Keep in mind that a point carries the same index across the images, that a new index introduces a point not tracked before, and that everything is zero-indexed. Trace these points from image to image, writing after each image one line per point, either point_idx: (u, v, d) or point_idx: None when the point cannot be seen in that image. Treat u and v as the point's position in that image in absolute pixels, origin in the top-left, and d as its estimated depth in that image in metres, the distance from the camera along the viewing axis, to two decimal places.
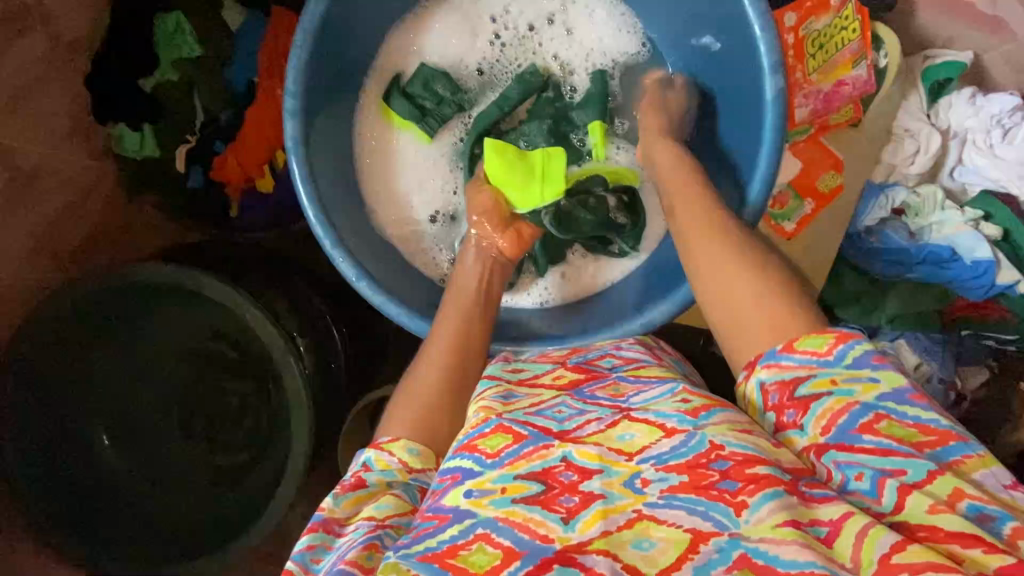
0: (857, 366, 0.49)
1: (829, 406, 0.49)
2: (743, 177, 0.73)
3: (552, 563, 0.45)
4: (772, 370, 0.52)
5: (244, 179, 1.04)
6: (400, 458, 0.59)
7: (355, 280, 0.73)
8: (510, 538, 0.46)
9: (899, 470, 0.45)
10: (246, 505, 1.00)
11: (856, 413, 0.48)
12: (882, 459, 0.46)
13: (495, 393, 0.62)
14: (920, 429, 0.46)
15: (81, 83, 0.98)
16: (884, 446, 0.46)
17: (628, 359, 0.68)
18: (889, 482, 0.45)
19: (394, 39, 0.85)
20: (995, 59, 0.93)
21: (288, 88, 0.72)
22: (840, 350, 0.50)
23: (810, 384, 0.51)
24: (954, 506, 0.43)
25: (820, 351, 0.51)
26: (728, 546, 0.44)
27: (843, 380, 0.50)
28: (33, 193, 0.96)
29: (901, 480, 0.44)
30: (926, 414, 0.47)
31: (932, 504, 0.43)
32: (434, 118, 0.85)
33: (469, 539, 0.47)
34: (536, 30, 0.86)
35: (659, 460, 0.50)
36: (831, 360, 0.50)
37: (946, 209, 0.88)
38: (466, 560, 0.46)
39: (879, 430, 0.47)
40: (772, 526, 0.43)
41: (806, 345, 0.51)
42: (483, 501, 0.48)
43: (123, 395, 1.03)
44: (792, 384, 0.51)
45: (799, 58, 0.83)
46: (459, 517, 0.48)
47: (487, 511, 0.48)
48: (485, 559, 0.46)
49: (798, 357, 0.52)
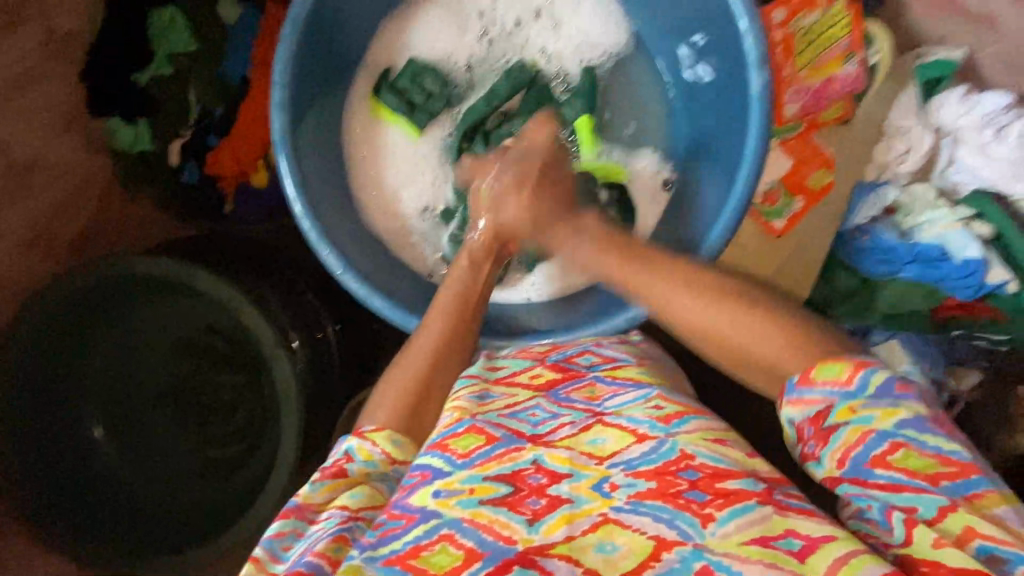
0: (880, 397, 0.49)
1: (846, 438, 0.49)
2: (729, 173, 0.73)
3: (512, 565, 0.45)
4: (798, 405, 0.53)
5: (239, 174, 1.05)
6: (384, 449, 0.59)
7: (340, 272, 0.73)
8: (473, 538, 0.47)
9: (911, 507, 0.47)
10: (238, 496, 1.02)
11: (872, 445, 0.48)
12: (893, 494, 0.47)
13: (471, 393, 0.62)
14: (939, 460, 0.47)
15: (76, 77, 0.99)
16: (896, 481, 0.47)
17: (607, 357, 0.68)
18: (896, 515, 0.47)
19: (385, 34, 0.85)
20: (988, 56, 0.93)
21: (276, 79, 0.71)
22: (860, 379, 0.50)
23: (834, 414, 0.51)
24: (963, 544, 0.44)
25: (840, 380, 0.51)
26: (690, 556, 0.44)
27: (863, 409, 0.49)
28: (29, 184, 0.98)
29: (911, 515, 0.47)
30: (948, 445, 0.47)
31: (937, 538, 0.45)
32: (422, 112, 0.85)
33: (433, 539, 0.47)
34: (523, 25, 0.86)
35: (628, 466, 0.51)
36: (852, 388, 0.50)
37: (936, 208, 0.88)
38: (428, 561, 0.46)
39: (895, 464, 0.48)
40: (739, 543, 0.44)
41: (824, 374, 0.51)
42: (449, 502, 0.49)
43: (117, 384, 1.04)
44: (816, 416, 0.52)
45: (787, 54, 0.83)
46: (426, 518, 0.48)
47: (453, 511, 0.48)
48: (447, 560, 0.46)
49: (819, 386, 0.51)
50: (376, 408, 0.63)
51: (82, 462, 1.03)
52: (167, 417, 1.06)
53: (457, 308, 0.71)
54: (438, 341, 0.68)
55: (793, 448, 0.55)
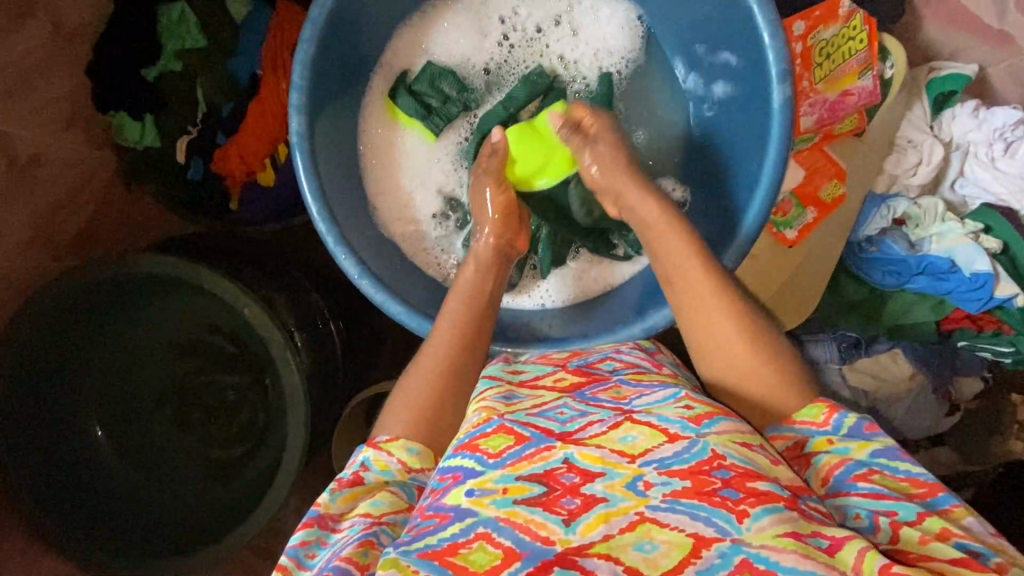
0: (852, 434, 0.54)
1: (826, 462, 0.53)
2: (747, 185, 0.73)
3: (552, 565, 0.45)
4: (776, 441, 0.57)
5: (245, 171, 1.03)
6: (400, 458, 0.60)
7: (356, 276, 0.72)
8: (511, 538, 0.47)
9: (891, 511, 0.48)
10: (244, 496, 1.01)
11: (850, 466, 0.52)
12: (873, 501, 0.49)
13: (496, 394, 0.62)
14: (912, 482, 0.50)
15: (82, 71, 0.97)
16: (876, 492, 0.49)
17: (628, 363, 0.68)
18: (882, 520, 0.47)
19: (403, 37, 0.84)
20: (1000, 72, 0.94)
21: (294, 82, 0.71)
22: (835, 420, 0.55)
23: (810, 446, 0.55)
24: (945, 539, 0.45)
25: (817, 422, 0.56)
26: (729, 551, 0.45)
27: (839, 441, 0.54)
28: (31, 181, 0.95)
29: (894, 518, 0.47)
30: (915, 468, 0.50)
31: (921, 536, 0.46)
32: (439, 116, 0.84)
33: (470, 537, 0.47)
34: (542, 31, 0.86)
35: (662, 465, 0.50)
36: (828, 428, 0.55)
37: (947, 220, 0.88)
38: (467, 559, 0.46)
39: (873, 479, 0.50)
40: (774, 535, 0.45)
41: (802, 416, 0.56)
42: (484, 501, 0.49)
43: (119, 382, 1.02)
44: (794, 447, 0.56)
45: (806, 67, 0.84)
46: (461, 515, 0.49)
47: (487, 510, 0.48)
48: (486, 558, 0.46)
49: (797, 427, 0.56)
50: (392, 412, 0.64)
51: (81, 462, 1.01)
52: (168, 420, 1.05)
53: (469, 303, 0.72)
54: (454, 347, 0.68)
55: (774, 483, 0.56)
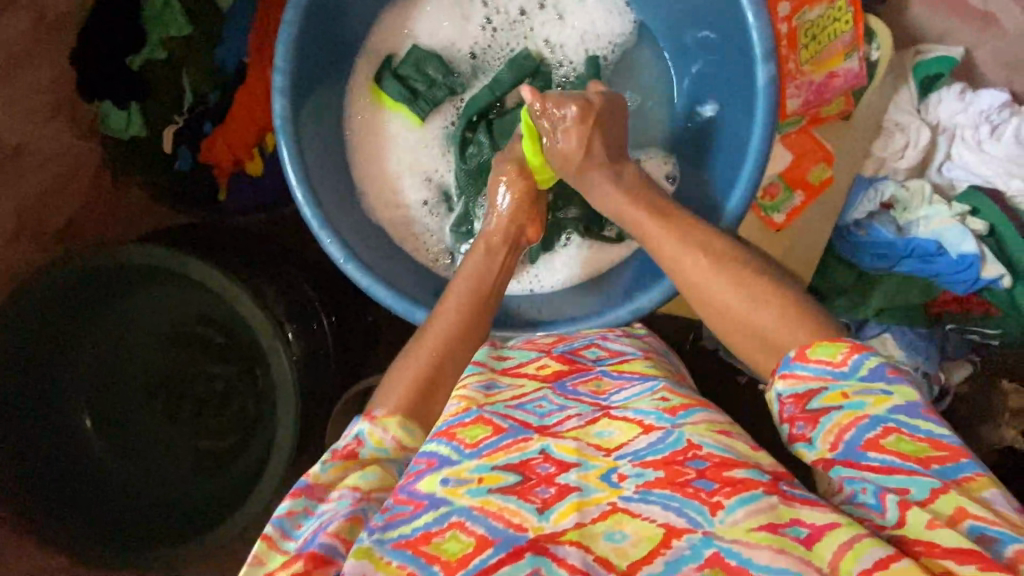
0: (873, 377, 0.51)
1: (838, 421, 0.51)
2: (734, 166, 0.73)
3: (524, 551, 0.45)
4: (788, 382, 0.55)
5: (233, 161, 1.03)
6: (394, 435, 0.59)
7: (342, 260, 0.72)
8: (484, 526, 0.47)
9: (903, 488, 0.46)
10: (234, 486, 1.01)
11: (863, 426, 0.50)
12: (885, 477, 0.48)
13: (477, 382, 0.62)
14: (932, 443, 0.48)
15: (66, 59, 0.96)
16: (887, 464, 0.48)
17: (613, 351, 0.69)
18: (890, 497, 0.46)
19: (388, 21, 0.84)
20: (986, 55, 0.94)
21: (277, 65, 0.70)
22: (853, 361, 0.52)
23: (822, 397, 0.53)
24: (955, 525, 0.44)
25: (834, 362, 0.53)
26: (700, 543, 0.44)
27: (855, 392, 0.51)
28: (15, 172, 0.95)
29: (903, 497, 0.46)
30: (939, 429, 0.48)
31: (931, 521, 0.44)
32: (425, 100, 0.84)
33: (443, 527, 0.47)
34: (527, 14, 0.85)
35: (636, 456, 0.52)
36: (845, 370, 0.52)
37: (934, 203, 0.89)
38: (439, 548, 0.46)
39: (886, 446, 0.49)
40: (747, 529, 0.45)
41: (818, 354, 0.54)
42: (458, 491, 0.49)
43: (109, 374, 1.02)
44: (805, 398, 0.54)
45: (791, 48, 0.81)
46: (435, 504, 0.49)
47: (462, 499, 0.49)
48: (458, 546, 0.46)
49: (812, 366, 0.54)
50: (383, 395, 0.63)
51: (69, 455, 1.00)
52: (157, 411, 1.05)
53: (470, 301, 0.71)
54: (448, 334, 0.68)
55: (782, 433, 0.56)
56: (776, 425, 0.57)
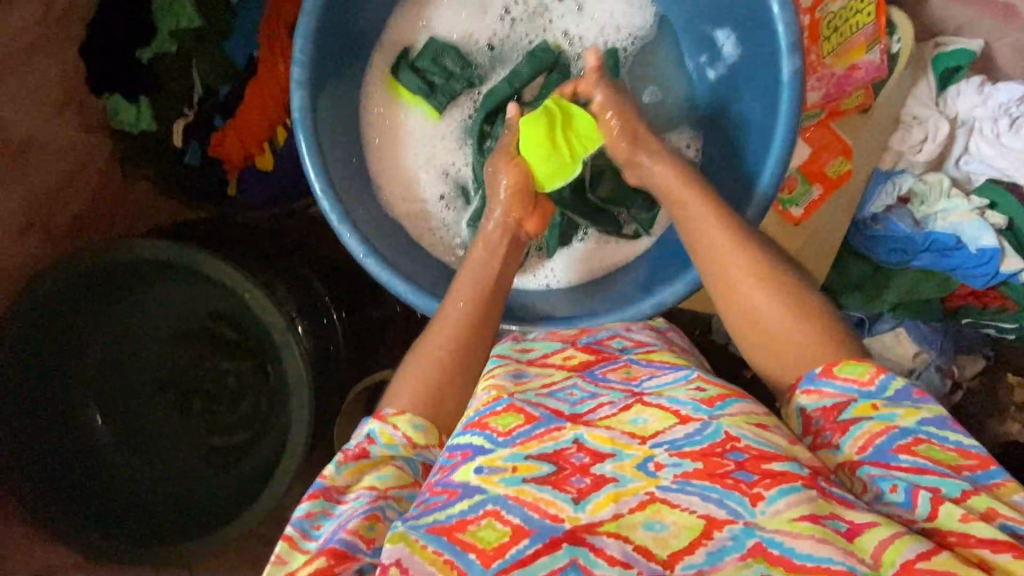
0: (898, 398, 0.52)
1: (868, 429, 0.51)
2: (756, 159, 0.73)
3: (560, 542, 0.45)
4: (812, 396, 0.55)
5: (244, 156, 1.02)
6: (406, 433, 0.59)
7: (362, 255, 0.72)
8: (520, 516, 0.47)
9: (935, 487, 0.46)
10: (247, 481, 1.00)
11: (894, 435, 0.50)
12: (917, 476, 0.47)
13: (506, 371, 0.63)
14: (960, 453, 0.48)
15: (75, 53, 0.95)
16: (919, 466, 0.48)
17: (639, 342, 0.69)
18: (922, 493, 0.46)
19: (405, 12, 0.83)
20: (1005, 48, 0.93)
21: (295, 57, 0.70)
22: (881, 380, 0.53)
23: (853, 409, 0.53)
24: (989, 520, 0.44)
25: (861, 380, 0.53)
26: (742, 535, 0.45)
27: (884, 406, 0.52)
28: (23, 167, 0.93)
29: (936, 493, 0.46)
30: (966, 439, 0.49)
31: (964, 514, 0.44)
32: (443, 94, 0.83)
33: (479, 514, 0.47)
34: (546, 6, 0.85)
35: (673, 446, 0.51)
36: (872, 388, 0.53)
37: (952, 197, 0.89)
38: (475, 536, 0.46)
39: (918, 452, 0.49)
40: (789, 519, 0.44)
41: (846, 371, 0.54)
42: (493, 479, 0.49)
43: (119, 370, 1.01)
44: (834, 409, 0.54)
45: (814, 40, 0.82)
46: (469, 493, 0.48)
47: (497, 488, 0.48)
48: (494, 535, 0.46)
49: (839, 383, 0.54)
50: (398, 391, 0.63)
51: (81, 452, 0.99)
52: (169, 406, 1.04)
53: (482, 294, 0.70)
54: (459, 326, 0.67)
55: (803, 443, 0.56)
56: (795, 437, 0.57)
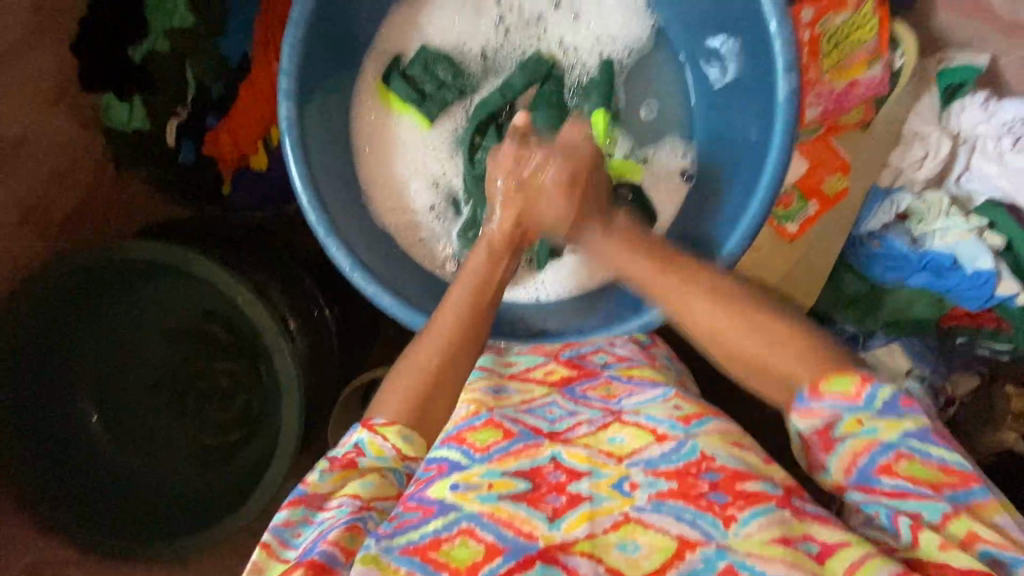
0: (886, 410, 0.51)
1: (853, 448, 0.51)
2: (749, 180, 0.72)
3: (534, 561, 0.45)
4: (805, 417, 0.53)
5: (238, 156, 1.01)
6: (395, 444, 0.57)
7: (348, 268, 0.71)
8: (494, 534, 0.46)
9: (916, 512, 0.49)
10: (239, 480, 1.01)
11: (878, 454, 0.50)
12: (899, 501, 0.49)
13: (487, 386, 0.64)
14: (943, 470, 0.49)
15: (67, 48, 0.94)
16: (902, 489, 0.49)
17: (620, 357, 0.69)
18: (904, 520, 0.49)
19: (396, 19, 0.82)
20: (1013, 63, 0.91)
21: (283, 67, 0.68)
22: (868, 393, 0.51)
23: (841, 426, 0.52)
24: (968, 548, 0.46)
25: (848, 395, 0.52)
26: (714, 557, 0.44)
27: (869, 421, 0.51)
28: (19, 159, 0.93)
29: (917, 520, 0.48)
30: (950, 456, 0.49)
31: (943, 543, 0.47)
32: (434, 102, 0.82)
33: (453, 533, 0.47)
34: (541, 15, 0.83)
35: (649, 465, 0.52)
36: (860, 403, 0.51)
37: (951, 216, 0.87)
38: (449, 554, 0.45)
39: (899, 473, 0.50)
40: (761, 542, 0.45)
41: (832, 387, 0.52)
42: (469, 496, 0.49)
43: (114, 367, 1.02)
44: (825, 428, 0.53)
45: (813, 56, 0.79)
46: (444, 510, 0.48)
47: (473, 505, 0.48)
48: (466, 554, 0.45)
49: (828, 402, 0.52)
50: (382, 402, 0.60)
51: (76, 447, 1.01)
52: (165, 403, 1.05)
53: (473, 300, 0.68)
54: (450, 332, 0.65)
55: (798, 455, 0.57)
56: (789, 447, 0.58)
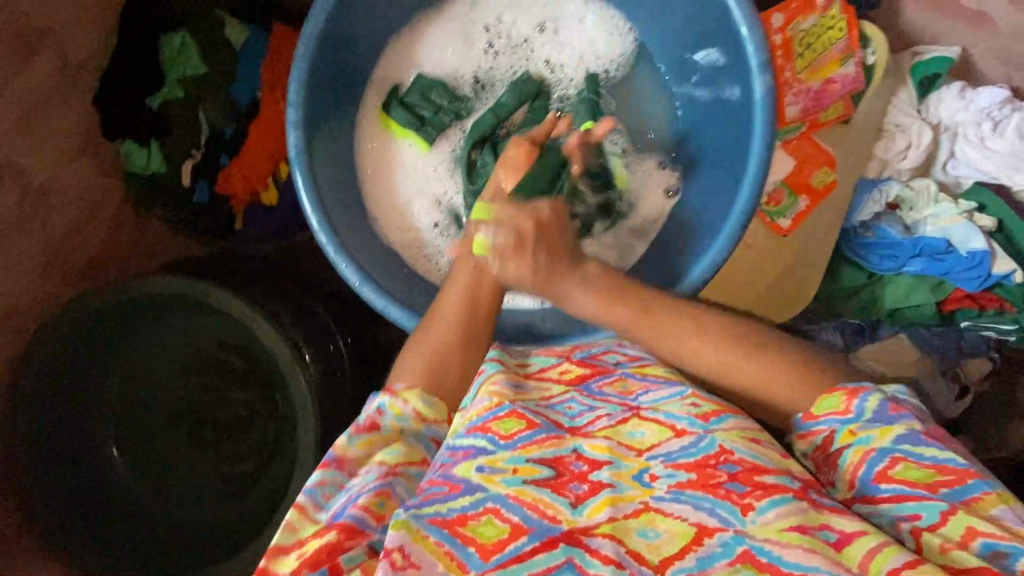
0: (875, 419, 0.54)
1: (851, 459, 0.53)
2: (734, 176, 0.75)
3: (558, 541, 0.46)
4: (807, 439, 0.58)
5: (249, 192, 1.07)
6: (416, 407, 0.62)
7: (358, 284, 0.75)
8: (519, 514, 0.48)
9: (915, 514, 0.48)
10: (257, 511, 1.02)
11: (873, 460, 0.52)
12: (899, 505, 0.49)
13: (505, 379, 0.62)
14: (938, 469, 0.50)
15: (89, 102, 1.01)
16: (899, 492, 0.50)
17: (633, 356, 0.68)
18: (904, 526, 0.48)
19: (394, 51, 0.88)
20: (983, 53, 0.95)
21: (290, 98, 0.74)
22: (856, 406, 0.55)
23: (836, 439, 0.55)
24: (967, 545, 0.45)
25: (840, 411, 0.56)
26: (732, 542, 0.46)
27: (861, 430, 0.54)
28: (46, 208, 0.99)
29: (916, 523, 0.48)
30: (942, 455, 0.50)
31: (942, 543, 0.46)
32: (432, 126, 0.87)
33: (479, 511, 0.48)
34: (528, 40, 0.89)
35: (668, 458, 0.52)
36: (851, 416, 0.55)
37: (940, 202, 0.90)
38: (475, 531, 0.47)
39: (895, 476, 0.51)
40: (778, 529, 0.46)
41: (824, 406, 0.57)
42: (494, 478, 0.50)
43: (134, 403, 1.04)
44: (823, 445, 0.56)
45: (787, 58, 0.85)
46: (471, 489, 0.50)
47: (498, 487, 0.50)
48: (493, 531, 0.47)
49: (823, 420, 0.57)
50: (398, 386, 0.63)
51: (98, 484, 1.03)
52: (184, 435, 1.07)
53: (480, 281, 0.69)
54: (457, 332, 0.67)
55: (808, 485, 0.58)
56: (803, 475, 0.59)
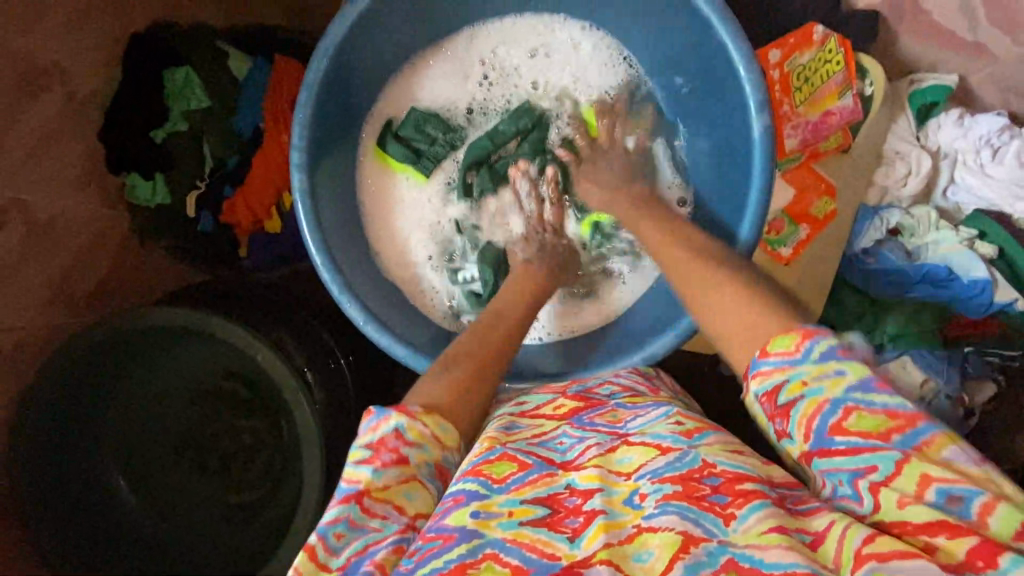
0: (823, 359, 0.49)
1: (804, 411, 0.48)
2: (738, 215, 0.76)
3: None
4: (759, 379, 0.51)
5: (253, 219, 1.10)
6: (434, 432, 0.57)
7: (361, 323, 0.75)
8: (518, 557, 0.47)
9: (870, 467, 0.45)
10: (263, 539, 1.02)
11: (827, 412, 0.47)
12: (854, 459, 0.46)
13: (499, 425, 0.65)
14: (888, 415, 0.46)
15: (95, 135, 1.01)
16: (854, 445, 0.46)
17: (625, 386, 0.71)
18: (862, 483, 0.46)
19: (393, 86, 0.89)
20: (982, 80, 0.95)
21: (294, 142, 0.74)
22: (806, 348, 0.49)
23: (787, 389, 0.50)
24: (922, 496, 0.43)
25: (789, 351, 0.50)
26: (716, 551, 0.45)
27: (813, 379, 0.48)
28: (50, 240, 0.98)
29: (873, 479, 0.45)
30: (892, 399, 0.46)
31: (899, 498, 0.44)
32: (427, 159, 0.89)
33: (477, 558, 0.47)
34: (524, 72, 0.91)
35: (654, 474, 0.52)
36: (799, 358, 0.49)
37: (941, 229, 0.91)
38: None
39: (849, 429, 0.47)
40: (758, 533, 0.45)
41: (775, 346, 0.50)
42: (490, 523, 0.50)
43: (139, 435, 1.05)
44: (772, 393, 0.50)
45: (786, 92, 0.86)
46: (467, 536, 0.49)
47: (494, 532, 0.49)
48: None
49: (772, 360, 0.51)
50: None
51: (105, 513, 1.03)
52: (189, 467, 1.08)
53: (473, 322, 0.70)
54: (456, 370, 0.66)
55: (764, 429, 0.53)
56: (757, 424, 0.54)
